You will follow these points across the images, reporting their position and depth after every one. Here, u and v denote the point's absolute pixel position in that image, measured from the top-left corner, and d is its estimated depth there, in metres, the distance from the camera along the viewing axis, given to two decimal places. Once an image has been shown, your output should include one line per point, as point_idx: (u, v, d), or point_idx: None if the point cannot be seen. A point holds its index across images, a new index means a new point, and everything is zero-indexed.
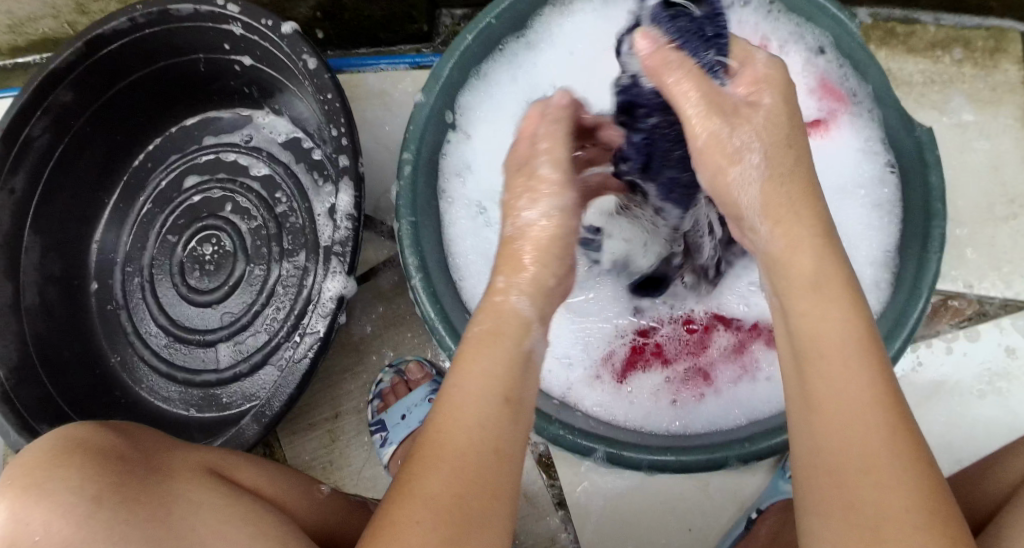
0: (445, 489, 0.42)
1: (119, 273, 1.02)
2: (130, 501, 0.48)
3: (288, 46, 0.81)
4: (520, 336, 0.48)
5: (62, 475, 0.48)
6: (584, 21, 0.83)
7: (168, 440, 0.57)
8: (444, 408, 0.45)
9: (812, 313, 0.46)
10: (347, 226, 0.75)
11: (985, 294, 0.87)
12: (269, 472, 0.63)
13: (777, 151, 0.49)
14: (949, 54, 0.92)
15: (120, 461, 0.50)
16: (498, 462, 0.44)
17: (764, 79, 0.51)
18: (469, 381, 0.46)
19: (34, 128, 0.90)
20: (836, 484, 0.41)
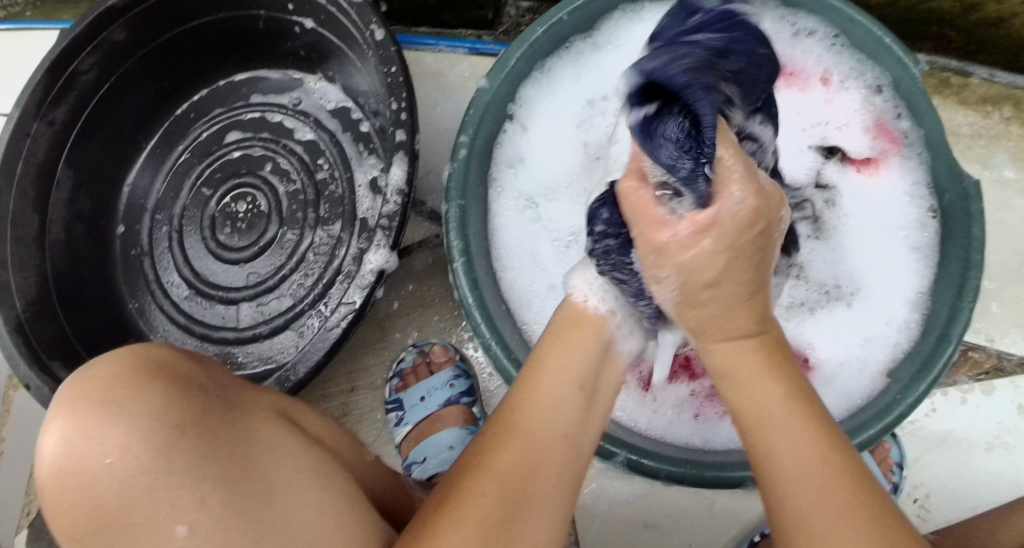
0: (513, 464, 0.49)
1: (147, 219, 1.01)
2: (211, 435, 0.49)
3: (357, 15, 0.81)
4: (599, 327, 0.58)
5: (146, 398, 0.48)
6: (654, 28, 0.82)
7: (237, 380, 0.58)
8: (524, 390, 0.53)
9: (749, 396, 0.52)
10: (396, 200, 0.74)
11: (1004, 350, 0.88)
12: (328, 425, 0.64)
13: (721, 270, 0.51)
14: (999, 111, 0.93)
15: (198, 395, 0.51)
16: (566, 444, 0.51)
17: (715, 226, 0.51)
18: (550, 366, 0.54)
19: (82, 63, 0.89)
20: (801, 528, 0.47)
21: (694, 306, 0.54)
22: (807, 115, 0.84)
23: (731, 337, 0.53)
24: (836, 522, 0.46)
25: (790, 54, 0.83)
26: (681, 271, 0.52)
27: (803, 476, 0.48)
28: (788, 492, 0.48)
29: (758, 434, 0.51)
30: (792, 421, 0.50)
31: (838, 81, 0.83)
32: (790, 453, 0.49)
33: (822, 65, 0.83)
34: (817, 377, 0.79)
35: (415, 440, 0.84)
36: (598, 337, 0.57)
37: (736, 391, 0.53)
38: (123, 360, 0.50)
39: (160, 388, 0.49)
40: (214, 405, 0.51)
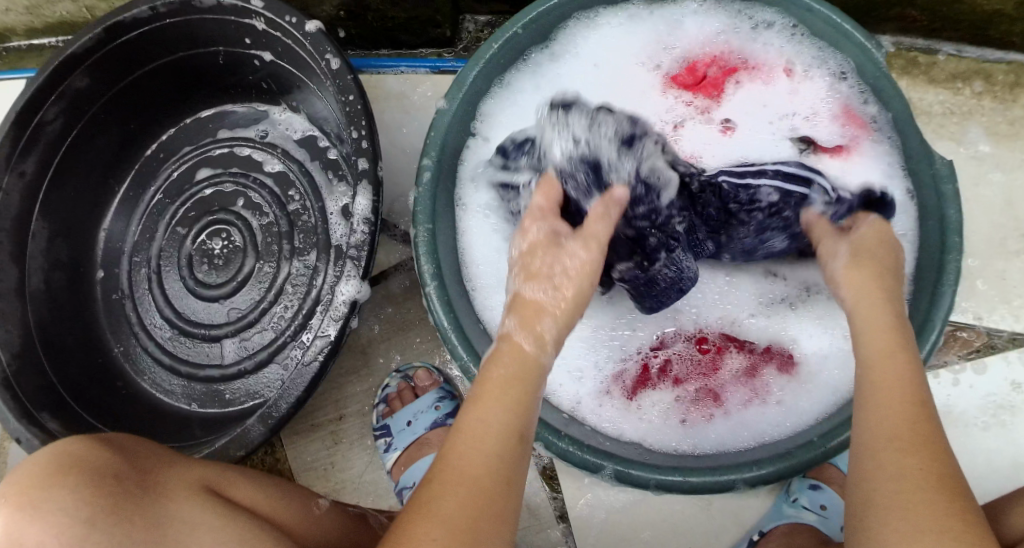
0: (460, 512, 0.48)
1: (126, 262, 1.01)
2: (124, 523, 0.48)
3: (311, 45, 0.80)
4: (532, 366, 0.57)
5: (57, 495, 0.47)
6: (610, 33, 0.84)
7: (165, 452, 0.58)
8: (462, 435, 0.52)
9: (864, 315, 0.59)
10: (364, 229, 0.74)
11: (994, 327, 0.87)
12: (264, 487, 0.63)
13: (874, 246, 0.64)
14: (969, 86, 0.92)
15: (117, 481, 0.50)
16: (499, 499, 0.50)
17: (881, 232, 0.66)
18: (485, 410, 0.53)
19: (48, 113, 0.89)
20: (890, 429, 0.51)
21: (855, 268, 0.62)
22: (774, 108, 0.82)
23: (879, 299, 0.59)
24: (918, 460, 0.49)
25: (751, 48, 0.82)
26: (855, 245, 0.65)
27: (892, 387, 0.53)
28: (887, 424, 0.51)
29: (876, 369, 0.55)
30: (894, 341, 0.56)
31: (801, 71, 0.81)
32: (896, 392, 0.53)
33: (784, 57, 0.81)
34: (802, 375, 0.75)
35: (404, 465, 0.83)
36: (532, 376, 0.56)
37: (867, 333, 0.58)
38: (42, 457, 0.49)
39: (74, 484, 0.48)
40: (131, 491, 0.50)
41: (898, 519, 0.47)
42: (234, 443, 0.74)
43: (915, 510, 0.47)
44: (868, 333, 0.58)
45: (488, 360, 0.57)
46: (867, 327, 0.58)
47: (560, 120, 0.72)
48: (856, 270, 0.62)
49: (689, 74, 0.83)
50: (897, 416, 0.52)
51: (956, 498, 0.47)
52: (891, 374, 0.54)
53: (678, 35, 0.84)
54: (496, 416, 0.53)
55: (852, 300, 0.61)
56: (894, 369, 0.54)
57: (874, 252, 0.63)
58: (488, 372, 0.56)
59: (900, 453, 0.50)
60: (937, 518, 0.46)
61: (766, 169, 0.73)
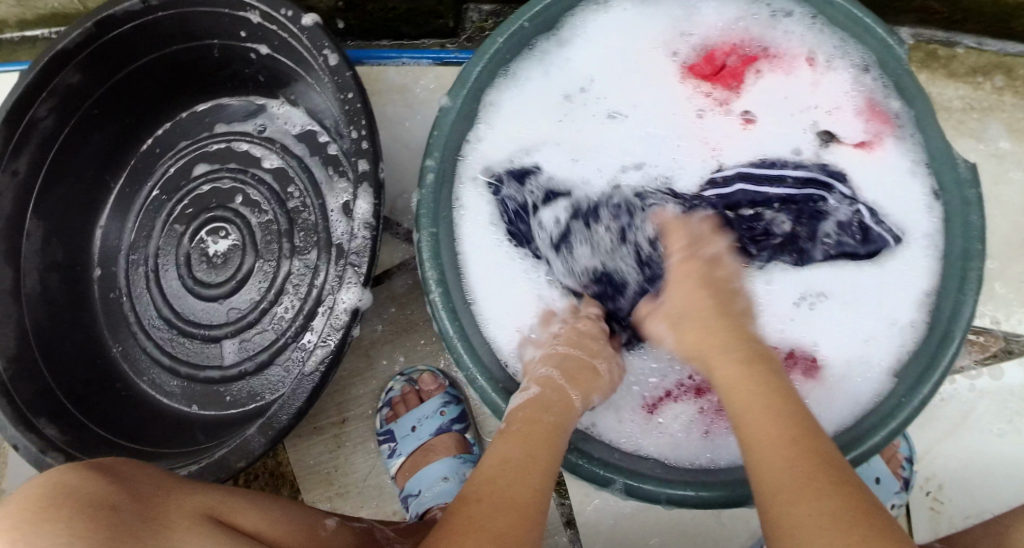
0: (507, 528, 0.52)
1: (123, 261, 0.99)
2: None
3: (308, 40, 0.77)
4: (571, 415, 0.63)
5: (49, 530, 0.45)
6: (623, 24, 0.81)
7: (159, 483, 0.55)
8: (510, 465, 0.57)
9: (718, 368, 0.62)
10: (365, 234, 0.71)
11: (1011, 331, 0.84)
12: (267, 511, 0.61)
13: (683, 295, 0.69)
14: (990, 81, 0.89)
15: (113, 514, 0.48)
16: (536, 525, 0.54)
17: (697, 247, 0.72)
18: (531, 447, 0.58)
19: (39, 110, 0.86)
20: (773, 472, 0.53)
21: (681, 328, 0.67)
22: (795, 100, 0.79)
23: (724, 353, 0.62)
24: (812, 497, 0.50)
25: (771, 36, 0.79)
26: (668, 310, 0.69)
27: (768, 428, 0.55)
28: (768, 476, 0.53)
29: (745, 419, 0.57)
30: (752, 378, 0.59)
31: (824, 61, 0.77)
32: (769, 440, 0.55)
33: (805, 46, 0.78)
34: (825, 380, 0.74)
35: (409, 472, 0.82)
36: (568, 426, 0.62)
37: (726, 390, 0.60)
38: (31, 491, 0.47)
39: (67, 519, 0.45)
40: (129, 524, 0.48)
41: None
42: (235, 453, 0.72)
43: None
44: (731, 389, 0.60)
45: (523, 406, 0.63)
46: (728, 384, 0.60)
47: (569, 255, 0.78)
48: (695, 323, 0.65)
49: (707, 63, 0.80)
50: (776, 463, 0.53)
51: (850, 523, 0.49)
52: (761, 423, 0.56)
53: (695, 21, 0.80)
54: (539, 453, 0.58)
55: (705, 358, 0.64)
56: (763, 415, 0.56)
57: (688, 306, 0.67)
58: (530, 414, 0.62)
59: (788, 504, 0.51)
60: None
61: (785, 176, 0.76)
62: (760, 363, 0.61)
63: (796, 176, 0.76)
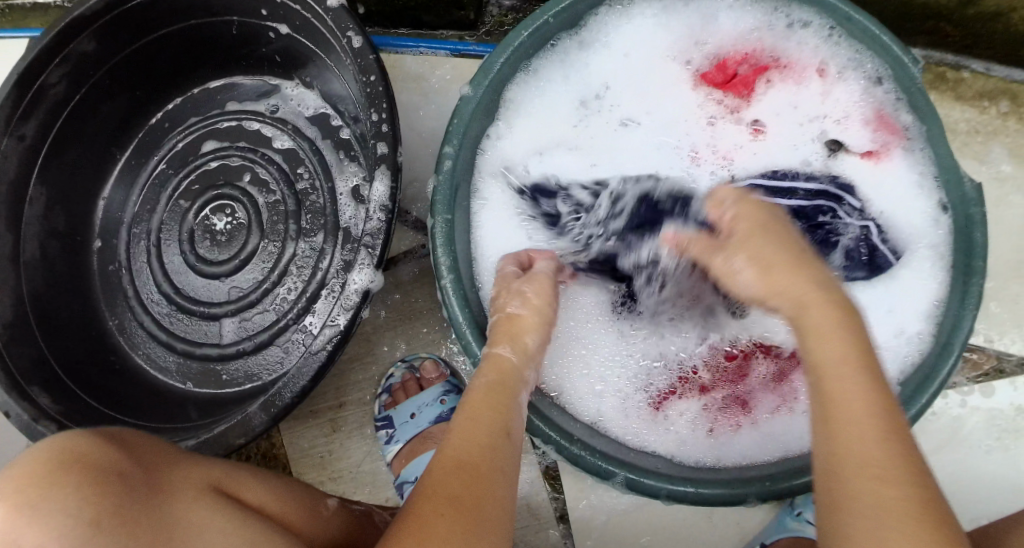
0: (461, 496, 0.50)
1: (125, 234, 0.98)
2: (129, 527, 0.46)
3: (333, 21, 0.77)
4: (515, 384, 0.61)
5: (56, 494, 0.44)
6: (643, 25, 0.82)
7: (168, 449, 0.55)
8: (456, 432, 0.55)
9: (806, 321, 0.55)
10: (380, 217, 0.71)
11: (1004, 351, 0.86)
12: (273, 488, 0.61)
13: (755, 242, 0.60)
14: (995, 106, 0.91)
15: (120, 480, 0.47)
16: (504, 478, 0.53)
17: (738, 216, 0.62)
18: (476, 414, 0.56)
19: (51, 75, 0.85)
20: (857, 448, 0.50)
21: (768, 277, 0.58)
22: (805, 109, 0.80)
23: (815, 301, 0.55)
24: (889, 485, 0.48)
25: (784, 47, 0.80)
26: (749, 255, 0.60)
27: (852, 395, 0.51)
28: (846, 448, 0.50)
29: (830, 379, 0.52)
30: (842, 335, 0.53)
31: (835, 72, 0.79)
32: (848, 409, 0.51)
33: (818, 57, 0.79)
34: None
35: (404, 459, 0.81)
36: (517, 393, 0.60)
37: (813, 345, 0.54)
38: (38, 451, 0.46)
39: (73, 485, 0.45)
40: (137, 492, 0.48)
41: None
42: (236, 429, 0.72)
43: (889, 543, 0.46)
44: (814, 342, 0.54)
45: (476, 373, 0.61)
46: (816, 337, 0.54)
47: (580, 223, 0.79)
48: (777, 286, 0.57)
49: (719, 72, 0.81)
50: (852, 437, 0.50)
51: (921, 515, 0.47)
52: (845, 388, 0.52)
53: (710, 31, 0.81)
54: (492, 407, 0.57)
55: (797, 310, 0.56)
56: (848, 381, 0.52)
57: (763, 249, 0.59)
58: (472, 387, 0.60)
59: (861, 485, 0.49)
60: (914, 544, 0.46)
61: (796, 188, 0.77)
62: (856, 318, 0.54)
63: (807, 188, 0.77)
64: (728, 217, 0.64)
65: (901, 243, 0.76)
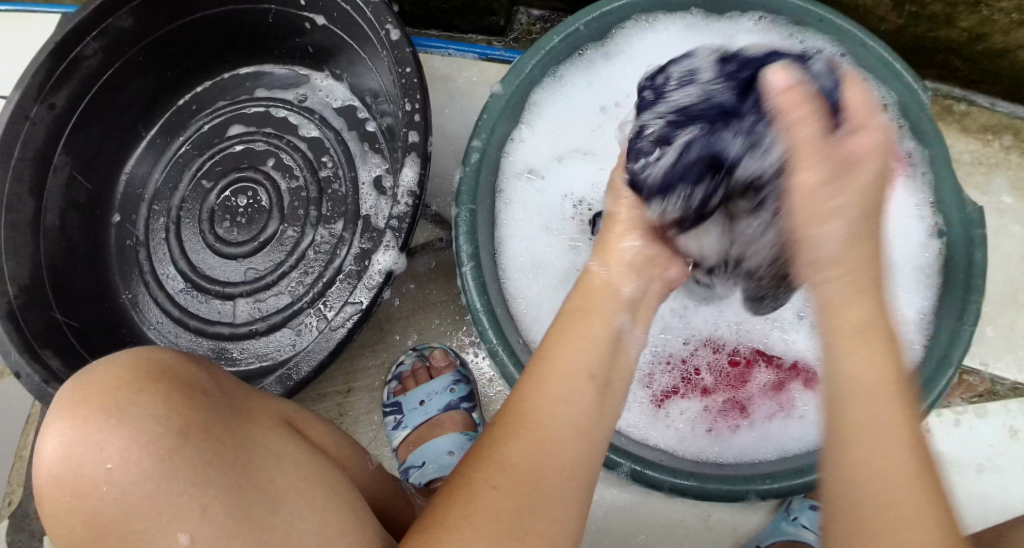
0: (523, 457, 0.47)
1: (144, 209, 0.99)
2: (214, 441, 0.48)
3: (372, 14, 0.80)
4: (610, 316, 0.55)
5: (149, 402, 0.48)
6: (665, 39, 0.84)
7: (245, 386, 0.58)
8: (531, 379, 0.51)
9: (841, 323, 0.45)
10: (407, 202, 0.73)
11: (998, 375, 0.89)
12: (332, 435, 0.64)
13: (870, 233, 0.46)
14: (999, 140, 0.94)
15: (205, 400, 0.50)
16: (578, 439, 0.49)
17: (873, 151, 0.46)
18: (559, 357, 0.52)
19: (86, 48, 0.87)
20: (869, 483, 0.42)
21: (859, 250, 0.45)
22: None
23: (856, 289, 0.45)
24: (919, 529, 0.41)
25: None
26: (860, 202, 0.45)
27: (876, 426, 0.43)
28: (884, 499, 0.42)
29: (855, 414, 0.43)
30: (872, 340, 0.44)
31: None
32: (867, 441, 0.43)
33: None
34: None
35: (411, 445, 0.84)
36: (608, 327, 0.54)
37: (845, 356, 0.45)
38: (127, 364, 0.50)
39: (164, 395, 0.48)
40: (218, 411, 0.51)
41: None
42: None
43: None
44: (844, 346, 0.45)
45: (571, 297, 0.57)
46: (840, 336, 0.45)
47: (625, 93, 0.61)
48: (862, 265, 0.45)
49: None
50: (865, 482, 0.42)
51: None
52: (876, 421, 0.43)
53: None
54: (568, 352, 0.52)
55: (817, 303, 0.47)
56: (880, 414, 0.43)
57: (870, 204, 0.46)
58: (564, 325, 0.54)
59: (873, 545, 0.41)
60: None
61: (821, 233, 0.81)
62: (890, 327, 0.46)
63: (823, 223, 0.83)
64: (864, 148, 0.45)
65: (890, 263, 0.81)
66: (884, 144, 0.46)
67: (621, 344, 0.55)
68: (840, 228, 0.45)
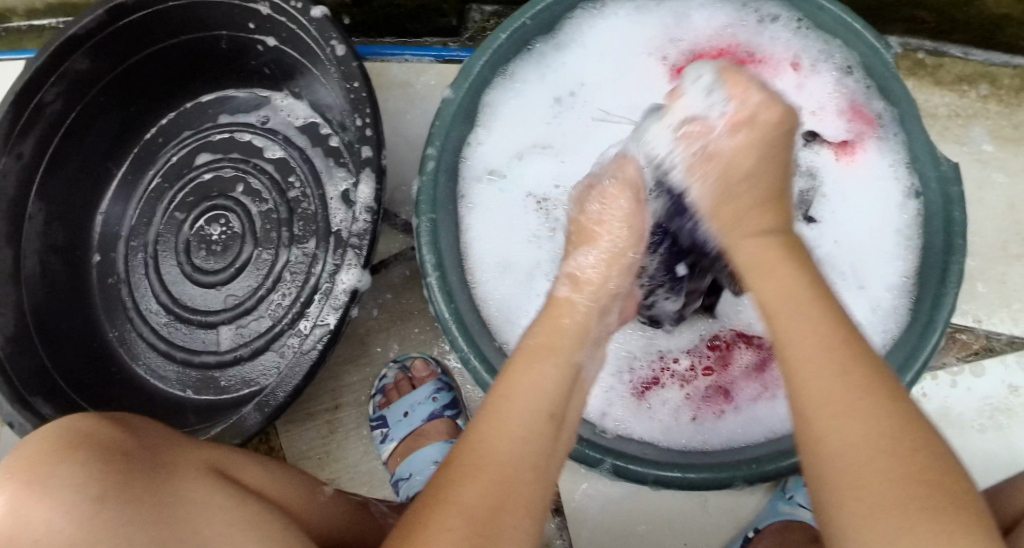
0: (480, 501, 0.46)
1: (123, 247, 1.00)
2: (134, 500, 0.50)
3: (317, 30, 0.79)
4: (568, 351, 0.56)
5: (67, 471, 0.50)
6: (617, 24, 0.83)
7: (174, 436, 0.60)
8: (488, 420, 0.50)
9: (763, 270, 0.53)
10: (366, 218, 0.74)
11: (993, 331, 0.87)
12: (273, 475, 0.67)
13: (743, 173, 0.59)
14: (975, 89, 0.91)
15: (124, 459, 0.52)
16: (534, 476, 0.49)
17: (749, 122, 0.59)
18: (515, 396, 0.51)
19: (47, 93, 0.87)
20: (826, 405, 0.45)
21: (731, 195, 0.59)
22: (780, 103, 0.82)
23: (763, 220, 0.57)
24: (854, 422, 0.44)
25: (758, 42, 0.82)
26: (722, 167, 0.60)
27: (813, 340, 0.48)
28: (822, 380, 0.46)
29: (783, 320, 0.50)
30: (784, 268, 0.52)
31: (808, 66, 0.81)
32: (819, 347, 0.47)
33: (790, 51, 0.81)
34: None
35: (399, 456, 0.83)
36: (567, 362, 0.55)
37: (764, 285, 0.52)
38: (48, 437, 0.52)
39: (80, 462, 0.50)
40: (140, 469, 0.53)
41: (855, 487, 0.42)
42: (231, 430, 0.75)
43: (864, 481, 0.42)
44: (759, 276, 0.53)
45: (537, 325, 0.58)
46: (762, 274, 0.53)
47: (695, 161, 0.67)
48: (744, 171, 0.59)
49: None
50: (829, 393, 0.45)
51: (910, 438, 0.43)
52: (802, 323, 0.49)
53: (685, 27, 0.83)
54: (531, 386, 0.52)
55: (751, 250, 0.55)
56: (802, 320, 0.49)
57: (745, 159, 0.59)
58: (527, 360, 0.54)
59: (861, 456, 0.43)
60: (892, 483, 0.42)
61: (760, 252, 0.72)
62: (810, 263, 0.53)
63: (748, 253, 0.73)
64: (741, 91, 0.60)
65: (867, 231, 0.79)
66: (776, 111, 0.60)
67: (577, 379, 0.56)
68: (710, 179, 0.61)
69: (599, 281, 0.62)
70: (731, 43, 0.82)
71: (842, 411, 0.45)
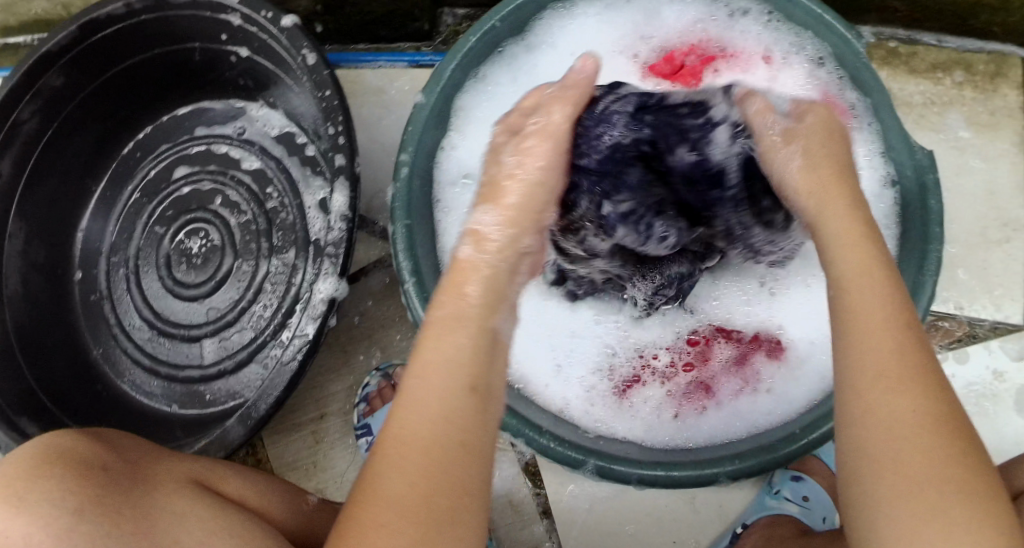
0: (409, 489, 0.45)
1: (104, 263, 0.99)
2: (112, 512, 0.51)
3: (287, 40, 0.79)
4: (483, 314, 0.51)
5: (46, 485, 0.51)
6: (586, 24, 0.83)
7: (153, 451, 0.61)
8: (407, 403, 0.48)
9: (836, 238, 0.53)
10: (341, 226, 0.73)
11: (975, 317, 0.87)
12: (256, 485, 0.68)
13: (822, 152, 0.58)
14: (950, 76, 0.91)
15: (103, 472, 0.54)
16: (462, 452, 0.47)
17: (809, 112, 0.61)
18: (430, 374, 0.49)
19: (23, 112, 0.87)
20: (883, 381, 0.46)
21: (808, 169, 0.57)
22: None
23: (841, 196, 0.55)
24: (905, 398, 0.45)
25: (729, 37, 0.82)
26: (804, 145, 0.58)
27: (875, 317, 0.48)
28: (879, 356, 0.47)
29: (852, 292, 0.49)
30: (861, 244, 0.52)
31: (780, 58, 0.80)
32: (882, 326, 0.48)
33: (762, 44, 0.81)
34: (791, 360, 0.75)
35: None
36: (482, 324, 0.51)
37: (841, 255, 0.52)
38: (28, 452, 0.53)
39: (59, 476, 0.51)
40: (118, 483, 0.54)
41: (899, 469, 0.44)
42: (213, 444, 0.74)
43: (910, 458, 0.44)
44: (831, 245, 0.53)
45: (440, 293, 0.53)
46: (839, 244, 0.52)
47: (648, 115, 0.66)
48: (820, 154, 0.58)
49: (667, 63, 0.82)
50: (885, 369, 0.46)
51: (951, 427, 0.45)
52: (868, 299, 0.49)
53: (655, 25, 0.83)
54: (445, 364, 0.49)
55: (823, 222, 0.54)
56: (871, 297, 0.49)
57: (822, 142, 0.58)
58: (438, 330, 0.51)
59: (907, 434, 0.44)
60: (932, 464, 0.43)
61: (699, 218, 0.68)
62: (881, 242, 0.52)
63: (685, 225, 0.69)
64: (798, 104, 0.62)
65: None
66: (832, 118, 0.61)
67: (500, 342, 0.52)
68: (787, 154, 0.58)
69: (505, 235, 0.56)
70: (701, 38, 0.83)
71: (893, 389, 0.45)
